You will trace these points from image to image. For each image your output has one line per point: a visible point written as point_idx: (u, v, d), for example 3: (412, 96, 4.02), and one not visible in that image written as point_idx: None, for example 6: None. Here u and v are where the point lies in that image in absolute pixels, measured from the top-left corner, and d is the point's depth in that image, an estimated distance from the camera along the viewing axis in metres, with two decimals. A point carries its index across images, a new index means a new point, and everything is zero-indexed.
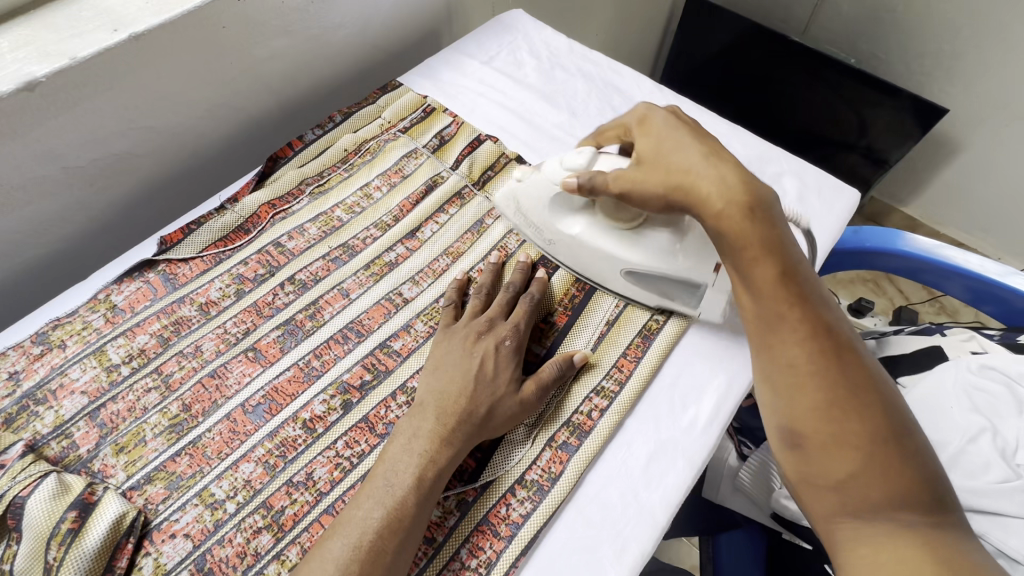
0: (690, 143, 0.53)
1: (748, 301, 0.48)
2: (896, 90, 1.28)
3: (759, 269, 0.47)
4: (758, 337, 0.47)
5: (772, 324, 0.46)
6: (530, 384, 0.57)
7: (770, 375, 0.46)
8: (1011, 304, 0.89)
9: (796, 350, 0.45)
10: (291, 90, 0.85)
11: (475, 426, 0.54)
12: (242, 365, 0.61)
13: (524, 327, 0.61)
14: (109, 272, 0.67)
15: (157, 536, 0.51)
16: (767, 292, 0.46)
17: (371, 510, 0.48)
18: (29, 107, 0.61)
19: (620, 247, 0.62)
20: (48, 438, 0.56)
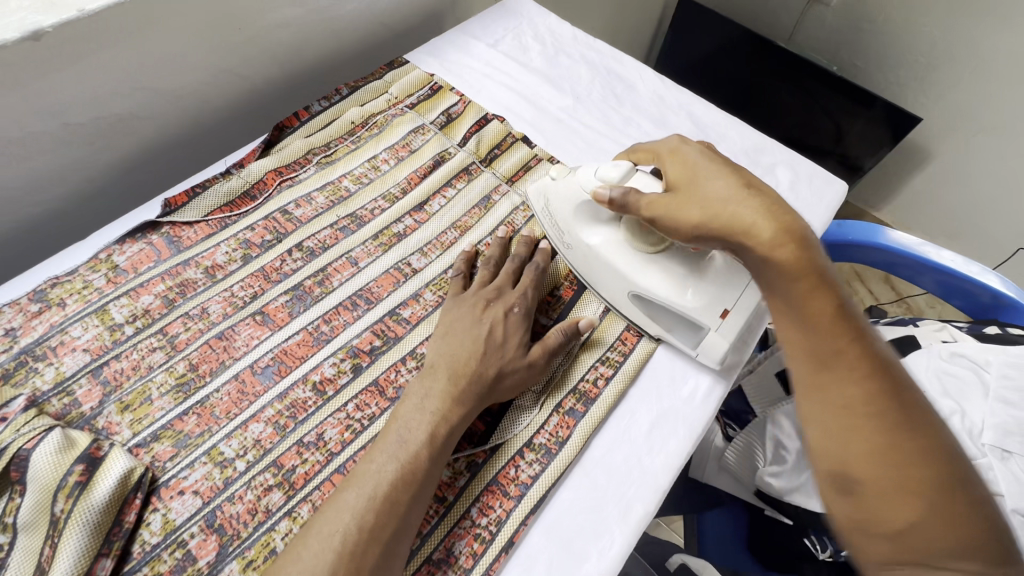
0: (726, 175, 0.53)
1: (797, 336, 0.46)
2: (872, 100, 1.33)
3: (808, 311, 0.46)
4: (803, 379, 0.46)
5: (822, 366, 0.44)
6: (537, 348, 0.59)
7: (824, 416, 0.44)
8: (976, 298, 0.95)
9: (851, 391, 0.43)
10: (297, 61, 0.84)
11: (485, 389, 0.55)
12: (250, 328, 0.61)
13: (532, 295, 0.63)
14: (111, 232, 0.66)
15: (166, 493, 0.51)
16: (821, 333, 0.45)
17: (385, 466, 0.49)
18: (34, 57, 0.58)
19: (634, 266, 0.62)
20: (49, 394, 0.55)
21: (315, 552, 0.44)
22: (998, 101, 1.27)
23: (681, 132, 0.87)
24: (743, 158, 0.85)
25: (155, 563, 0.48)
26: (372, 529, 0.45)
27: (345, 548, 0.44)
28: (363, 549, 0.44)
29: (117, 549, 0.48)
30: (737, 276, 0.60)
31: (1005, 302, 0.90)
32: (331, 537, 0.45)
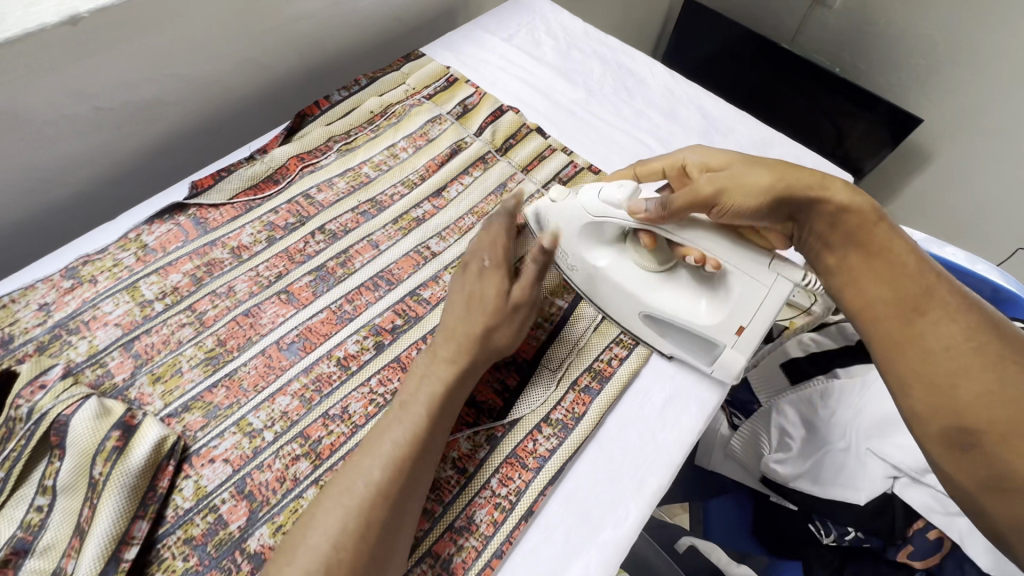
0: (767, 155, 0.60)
1: (882, 295, 0.52)
2: (872, 103, 1.36)
3: (885, 266, 0.52)
4: (891, 329, 0.50)
5: (912, 312, 0.49)
6: (518, 292, 0.58)
7: (920, 367, 0.47)
8: (980, 292, 0.96)
9: (946, 330, 0.47)
10: (317, 52, 0.86)
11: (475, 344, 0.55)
12: (275, 306, 0.63)
13: (501, 243, 0.59)
14: (139, 213, 0.68)
15: (197, 461, 0.53)
16: (902, 281, 0.51)
17: (397, 434, 0.49)
18: (70, 41, 0.60)
19: (645, 284, 0.62)
20: (83, 366, 0.56)
21: (337, 514, 0.45)
22: (998, 103, 1.29)
23: (691, 125, 0.89)
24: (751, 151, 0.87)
25: (188, 527, 0.50)
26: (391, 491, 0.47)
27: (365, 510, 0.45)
28: (382, 510, 0.46)
29: (152, 512, 0.49)
30: (750, 298, 0.57)
31: (1005, 296, 0.91)
32: (349, 500, 0.46)
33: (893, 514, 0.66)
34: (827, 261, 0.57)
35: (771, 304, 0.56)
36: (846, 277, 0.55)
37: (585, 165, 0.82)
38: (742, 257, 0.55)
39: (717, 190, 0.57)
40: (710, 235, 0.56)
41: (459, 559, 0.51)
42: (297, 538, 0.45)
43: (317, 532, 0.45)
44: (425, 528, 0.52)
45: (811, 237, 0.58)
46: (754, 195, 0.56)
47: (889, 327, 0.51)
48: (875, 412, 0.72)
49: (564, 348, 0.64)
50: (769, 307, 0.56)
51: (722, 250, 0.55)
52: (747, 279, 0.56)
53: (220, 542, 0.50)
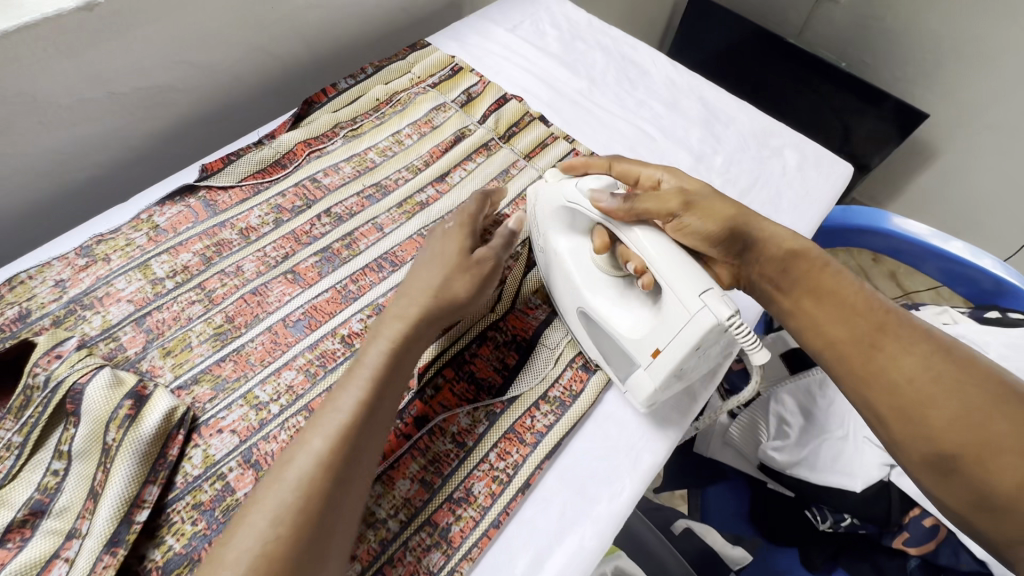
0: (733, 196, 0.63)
1: (840, 331, 0.54)
2: (880, 99, 1.35)
3: (836, 306, 0.55)
4: (857, 367, 0.52)
5: (872, 348, 0.51)
6: (483, 251, 0.60)
7: (893, 401, 0.50)
8: (981, 285, 0.97)
9: (907, 363, 0.50)
10: (324, 41, 0.88)
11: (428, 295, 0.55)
12: (282, 286, 0.64)
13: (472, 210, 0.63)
14: (151, 195, 0.70)
15: (206, 431, 0.55)
16: (854, 316, 0.53)
17: (340, 407, 0.48)
18: (86, 26, 0.62)
19: (589, 279, 0.60)
20: (97, 339, 0.58)
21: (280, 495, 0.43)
22: (1005, 98, 1.29)
23: (693, 114, 0.90)
24: (751, 141, 0.88)
25: (196, 493, 0.52)
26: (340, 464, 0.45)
27: (311, 483, 0.44)
28: (328, 485, 0.44)
29: (162, 478, 0.51)
30: (672, 320, 0.52)
31: (1007, 287, 0.93)
32: (286, 480, 0.44)
33: (889, 502, 0.68)
34: (779, 303, 0.59)
35: (689, 332, 0.51)
36: (803, 320, 0.56)
37: (587, 153, 0.83)
38: (678, 273, 0.51)
39: (683, 205, 0.58)
40: (656, 242, 0.53)
41: (457, 528, 0.52)
42: (241, 523, 0.42)
43: (263, 509, 0.43)
44: (424, 498, 0.53)
45: (762, 280, 0.60)
46: (714, 218, 0.58)
47: (854, 366, 0.52)
48: None
49: (560, 330, 0.66)
50: (686, 337, 0.51)
51: (661, 258, 0.53)
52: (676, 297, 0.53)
53: (228, 507, 0.52)
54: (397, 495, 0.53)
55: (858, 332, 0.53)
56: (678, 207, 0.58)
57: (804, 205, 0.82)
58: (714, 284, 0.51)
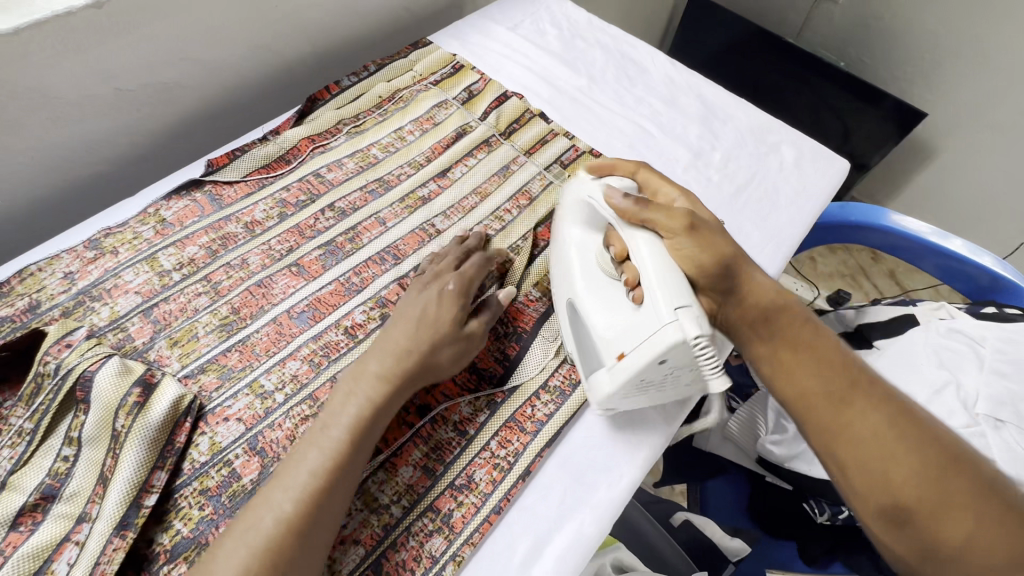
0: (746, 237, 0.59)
1: (805, 376, 0.50)
2: (880, 99, 1.36)
3: (812, 357, 0.51)
4: (821, 416, 0.49)
5: (842, 402, 0.48)
6: (474, 324, 0.59)
7: (853, 448, 0.46)
8: (977, 281, 0.98)
9: (875, 418, 0.47)
10: (328, 39, 0.89)
11: (417, 365, 0.54)
12: (287, 278, 0.66)
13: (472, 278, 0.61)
14: (158, 190, 0.71)
15: (212, 419, 0.56)
16: (819, 359, 0.51)
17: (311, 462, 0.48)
18: (94, 23, 0.63)
19: (588, 273, 0.61)
20: (105, 330, 0.59)
21: (282, 491, 0.46)
22: (1003, 96, 1.30)
23: (691, 111, 0.91)
24: (749, 137, 0.89)
25: (203, 479, 0.53)
26: (341, 463, 0.48)
27: (314, 479, 0.47)
28: (328, 483, 0.47)
29: (170, 464, 0.52)
30: (643, 324, 0.51)
31: (1003, 284, 0.94)
32: (254, 536, 0.44)
33: None
34: (756, 350, 0.54)
35: (657, 339, 0.49)
36: (775, 368, 0.52)
37: (587, 149, 0.84)
38: (662, 280, 0.51)
39: (691, 226, 0.54)
40: (653, 246, 0.54)
41: (459, 514, 0.53)
42: (246, 513, 0.45)
43: (257, 527, 0.44)
44: (427, 485, 0.54)
45: (739, 322, 0.55)
46: (711, 249, 0.54)
47: (819, 417, 0.49)
48: None
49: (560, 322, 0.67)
50: (653, 344, 0.50)
51: (650, 265, 0.53)
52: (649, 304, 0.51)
53: (234, 493, 0.53)
54: (400, 481, 0.54)
55: (830, 386, 0.49)
56: (680, 231, 0.54)
57: (800, 200, 0.83)
58: (691, 302, 0.49)
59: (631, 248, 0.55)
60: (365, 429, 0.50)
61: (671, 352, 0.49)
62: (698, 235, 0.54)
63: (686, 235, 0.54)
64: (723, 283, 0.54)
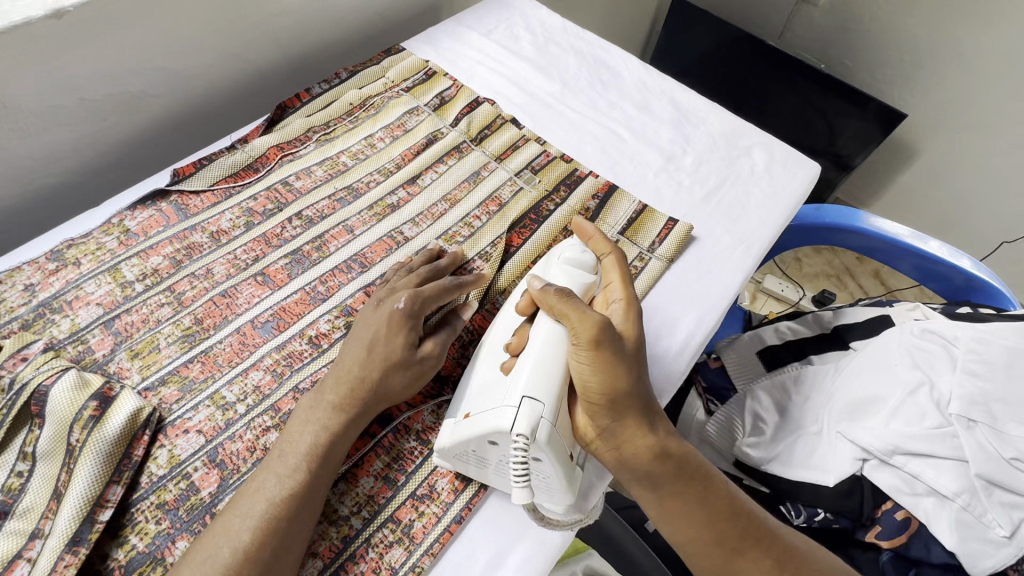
0: (645, 390, 0.53)
1: (687, 536, 0.53)
2: (864, 101, 1.37)
3: (701, 510, 0.53)
4: (710, 566, 0.54)
5: (732, 553, 0.53)
6: (429, 346, 0.57)
7: None
8: (951, 282, 0.98)
9: (760, 565, 0.52)
10: (299, 47, 0.89)
11: (369, 394, 0.54)
12: (252, 288, 0.65)
13: (428, 295, 0.59)
14: (124, 200, 0.70)
15: (172, 431, 0.55)
16: (698, 517, 0.53)
17: (270, 487, 0.48)
18: (55, 34, 0.63)
19: (500, 334, 0.60)
20: (66, 342, 0.59)
21: (239, 519, 0.47)
22: (980, 97, 1.31)
23: (663, 116, 0.91)
24: (720, 140, 0.89)
25: (161, 493, 0.52)
26: (300, 489, 0.49)
27: (275, 507, 0.47)
28: (285, 511, 0.47)
29: (126, 478, 0.51)
30: (495, 398, 0.52)
31: (978, 284, 0.94)
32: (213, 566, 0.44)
33: (860, 497, 0.68)
34: (644, 495, 0.54)
35: (494, 415, 0.50)
36: (667, 517, 0.54)
37: (558, 154, 0.84)
38: (535, 372, 0.51)
39: (592, 343, 0.52)
40: (543, 342, 0.54)
41: (420, 524, 0.53)
42: (204, 539, 0.46)
43: (216, 555, 0.45)
44: (388, 495, 0.54)
45: (620, 468, 0.54)
46: (606, 376, 0.51)
47: (708, 564, 0.54)
48: (846, 397, 0.74)
49: None
50: (490, 416, 0.50)
51: (535, 354, 0.53)
52: (507, 390, 0.52)
53: (192, 507, 0.52)
54: (361, 492, 0.54)
55: (719, 537, 0.53)
56: (583, 343, 0.52)
57: (771, 204, 0.83)
58: (543, 401, 0.50)
59: (538, 327, 0.55)
60: (322, 454, 0.51)
61: (497, 433, 0.49)
62: (600, 355, 0.51)
63: (585, 349, 0.52)
64: (603, 414, 0.52)
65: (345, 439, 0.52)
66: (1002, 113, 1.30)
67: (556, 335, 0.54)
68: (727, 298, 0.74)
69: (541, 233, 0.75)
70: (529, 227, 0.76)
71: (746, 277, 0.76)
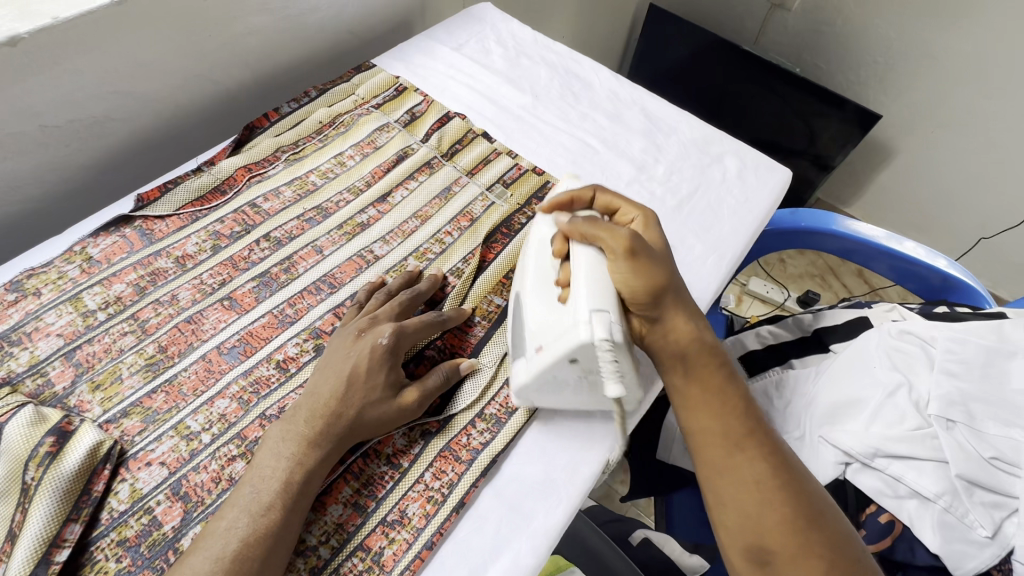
0: (684, 287, 0.59)
1: (704, 418, 0.56)
2: (841, 103, 1.38)
3: (719, 400, 0.56)
4: (715, 456, 0.54)
5: (737, 448, 0.54)
6: (410, 389, 0.57)
7: (737, 492, 0.52)
8: (928, 282, 0.99)
9: (761, 467, 0.53)
10: (268, 66, 0.88)
11: (346, 429, 0.53)
12: (218, 313, 0.64)
13: (410, 330, 0.59)
14: (87, 227, 0.69)
15: (133, 464, 0.54)
16: (715, 404, 0.56)
17: (236, 524, 0.47)
18: (12, 62, 0.62)
19: (539, 272, 0.61)
20: (24, 376, 0.58)
21: (206, 562, 0.45)
22: (951, 98, 1.33)
23: (635, 125, 0.91)
24: (692, 148, 0.90)
25: (122, 529, 0.51)
26: (274, 526, 0.47)
27: (246, 546, 0.46)
28: (259, 550, 0.46)
29: (85, 515, 0.50)
30: (559, 323, 0.55)
31: (954, 283, 0.95)
32: None
33: (845, 499, 0.69)
34: (673, 380, 0.58)
35: (568, 336, 0.52)
36: (688, 404, 0.57)
37: (530, 167, 0.84)
38: (590, 289, 0.54)
39: (628, 251, 0.55)
40: (585, 261, 0.56)
41: (390, 552, 0.52)
42: None
43: None
44: (357, 523, 0.53)
45: (659, 353, 0.58)
46: (647, 279, 0.55)
47: (713, 453, 0.54)
48: (825, 399, 0.73)
49: (499, 345, 0.66)
50: (566, 339, 0.53)
51: (584, 272, 0.55)
52: (569, 312, 0.54)
53: (154, 543, 0.51)
54: (329, 521, 0.53)
55: (729, 430, 0.55)
56: (619, 254, 0.55)
57: (743, 210, 0.83)
58: (609, 309, 0.52)
59: (574, 254, 0.57)
60: (297, 491, 0.50)
61: (578, 351, 0.52)
62: (637, 262, 0.55)
63: (622, 259, 0.55)
64: (649, 311, 0.56)
65: (313, 467, 0.51)
66: (975, 112, 1.32)
67: (594, 256, 0.56)
68: (701, 308, 0.74)
69: (513, 246, 0.75)
70: (501, 242, 0.75)
71: (721, 285, 0.76)
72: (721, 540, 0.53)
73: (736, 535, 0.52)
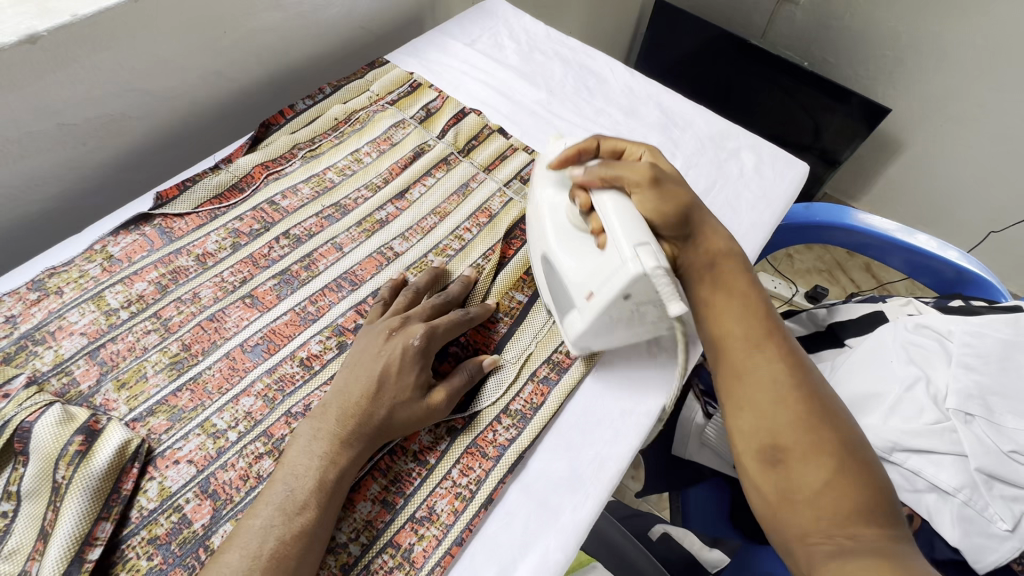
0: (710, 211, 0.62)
1: (725, 325, 0.56)
2: (847, 96, 1.37)
3: (741, 308, 0.56)
4: (733, 357, 0.54)
5: (754, 348, 0.53)
6: (439, 390, 0.56)
7: (752, 391, 0.51)
8: (942, 276, 0.99)
9: (777, 366, 0.52)
10: (281, 63, 0.88)
11: (375, 428, 0.53)
12: (240, 310, 0.64)
13: (438, 331, 0.59)
14: (105, 226, 0.69)
15: (161, 462, 0.54)
16: (738, 310, 0.56)
17: (269, 523, 0.47)
18: (29, 60, 0.62)
19: (559, 230, 0.61)
20: (49, 374, 0.58)
21: (241, 561, 0.45)
22: (962, 93, 1.32)
23: (651, 120, 0.91)
24: (708, 144, 0.89)
25: (152, 527, 0.51)
26: (308, 526, 0.47)
27: (281, 545, 0.46)
28: (294, 548, 0.46)
29: (116, 513, 0.50)
30: (605, 266, 0.54)
31: (968, 276, 0.95)
32: None
33: None
34: (699, 292, 0.59)
35: (617, 274, 0.52)
36: (712, 312, 0.57)
37: None
38: (626, 225, 0.53)
39: (651, 180, 0.58)
40: (612, 206, 0.56)
41: (420, 548, 0.52)
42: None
43: None
44: (386, 520, 0.53)
45: (687, 269, 0.60)
46: (672, 202, 0.58)
47: (731, 353, 0.54)
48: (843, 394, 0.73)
49: (521, 341, 0.66)
50: (614, 279, 0.52)
51: (613, 217, 0.55)
52: (612, 253, 0.53)
53: (184, 541, 0.51)
54: (359, 518, 0.53)
55: (750, 334, 0.54)
56: (645, 185, 0.58)
57: (761, 205, 0.83)
58: (650, 240, 0.52)
59: (598, 202, 0.57)
60: (330, 490, 0.50)
61: (632, 286, 0.51)
62: (660, 189, 0.58)
63: (648, 189, 0.58)
64: (676, 230, 0.59)
65: (345, 466, 0.51)
66: (986, 107, 1.31)
67: (620, 199, 0.57)
68: None
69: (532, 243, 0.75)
70: (521, 238, 0.75)
71: None
72: (731, 444, 0.52)
73: (748, 432, 0.50)
